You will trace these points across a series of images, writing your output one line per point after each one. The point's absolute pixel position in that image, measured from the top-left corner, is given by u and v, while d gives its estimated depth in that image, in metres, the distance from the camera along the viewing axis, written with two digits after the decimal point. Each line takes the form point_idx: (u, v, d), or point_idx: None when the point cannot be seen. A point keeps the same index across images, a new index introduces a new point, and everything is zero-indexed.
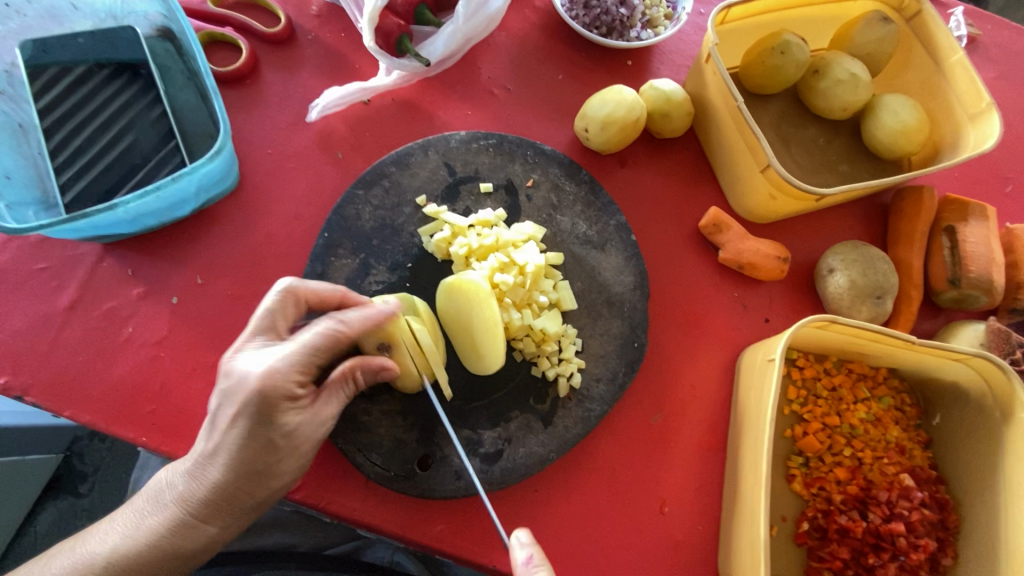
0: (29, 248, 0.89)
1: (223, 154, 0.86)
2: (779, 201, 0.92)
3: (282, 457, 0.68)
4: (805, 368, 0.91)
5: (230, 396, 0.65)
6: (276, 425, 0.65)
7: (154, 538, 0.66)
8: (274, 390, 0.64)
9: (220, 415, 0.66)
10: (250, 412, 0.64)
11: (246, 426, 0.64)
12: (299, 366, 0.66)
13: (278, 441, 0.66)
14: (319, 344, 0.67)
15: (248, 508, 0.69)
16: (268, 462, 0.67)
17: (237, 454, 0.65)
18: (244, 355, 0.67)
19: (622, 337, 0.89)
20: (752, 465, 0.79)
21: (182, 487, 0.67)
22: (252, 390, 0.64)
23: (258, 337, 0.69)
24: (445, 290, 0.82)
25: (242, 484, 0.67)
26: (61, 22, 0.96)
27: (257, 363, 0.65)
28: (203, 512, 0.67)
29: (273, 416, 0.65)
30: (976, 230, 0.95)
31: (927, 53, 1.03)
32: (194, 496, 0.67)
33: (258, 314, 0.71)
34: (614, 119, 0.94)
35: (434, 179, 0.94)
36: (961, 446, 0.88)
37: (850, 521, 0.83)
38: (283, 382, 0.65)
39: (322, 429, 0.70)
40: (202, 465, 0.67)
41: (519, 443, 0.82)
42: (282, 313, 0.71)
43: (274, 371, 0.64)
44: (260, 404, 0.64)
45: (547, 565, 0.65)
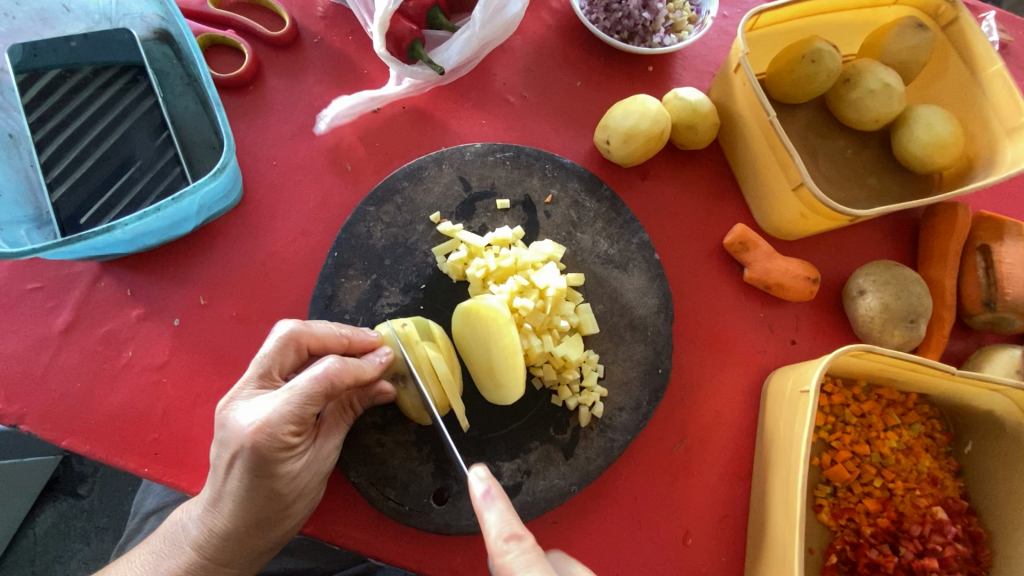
0: (21, 266, 0.85)
1: (227, 170, 0.81)
2: (810, 220, 0.88)
3: (286, 502, 0.69)
4: (833, 394, 0.88)
5: (226, 451, 0.64)
6: (276, 477, 0.65)
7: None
8: (267, 445, 0.63)
9: (219, 467, 0.66)
10: (249, 467, 0.64)
11: (248, 479, 0.65)
12: (292, 417, 0.64)
13: (283, 489, 0.67)
14: (312, 393, 0.64)
15: (261, 548, 0.71)
16: (274, 508, 0.68)
17: (243, 504, 0.66)
18: (238, 406, 0.65)
19: (646, 363, 0.85)
20: (783, 501, 0.76)
21: (195, 533, 0.70)
22: (246, 448, 0.63)
23: (251, 386, 0.67)
24: (462, 313, 0.78)
25: (252, 529, 0.69)
26: (52, 25, 0.91)
27: (249, 418, 0.63)
28: (219, 554, 0.70)
29: (271, 470, 0.64)
30: (1013, 251, 0.90)
31: (962, 62, 0.98)
32: (207, 541, 0.69)
33: (255, 361, 0.69)
34: (637, 132, 0.89)
35: (449, 194, 0.89)
36: (994, 477, 0.85)
37: (881, 556, 0.81)
38: (277, 436, 0.63)
39: (323, 469, 0.71)
40: (211, 512, 0.68)
41: (539, 475, 0.79)
42: (278, 360, 0.69)
43: (266, 425, 0.62)
44: (257, 460, 0.63)
45: (503, 494, 0.61)
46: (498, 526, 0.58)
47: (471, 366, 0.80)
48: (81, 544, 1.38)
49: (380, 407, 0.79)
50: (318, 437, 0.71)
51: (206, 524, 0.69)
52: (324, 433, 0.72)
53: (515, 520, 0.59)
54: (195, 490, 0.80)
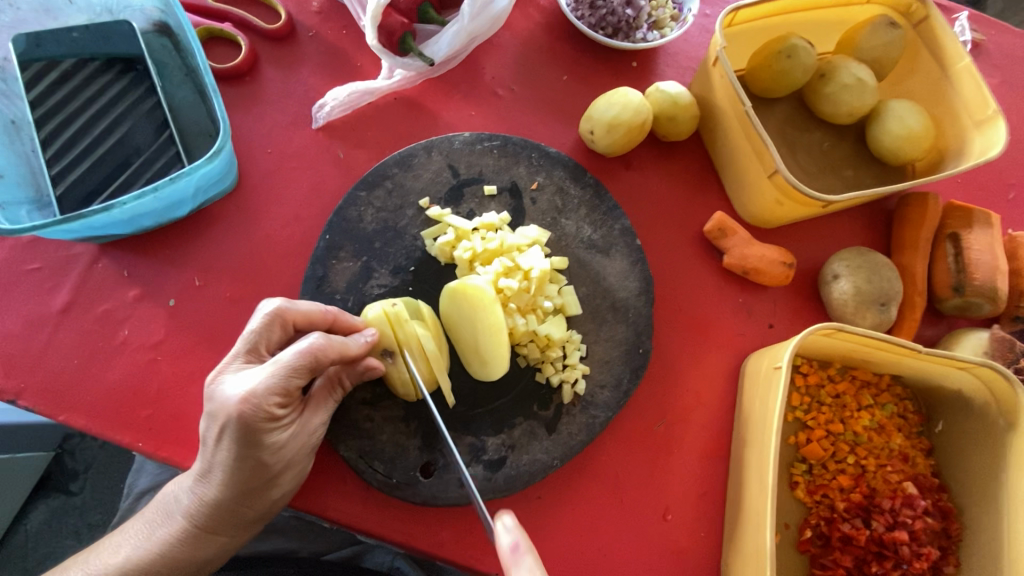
0: (21, 248, 0.87)
1: (223, 155, 0.84)
2: (785, 207, 0.92)
3: (273, 473, 0.71)
4: (809, 375, 0.91)
5: (213, 421, 0.66)
6: (263, 446, 0.67)
7: (165, 548, 0.71)
8: (253, 416, 0.65)
9: (208, 438, 0.68)
10: (236, 436, 0.65)
11: (237, 448, 0.67)
12: (278, 389, 0.66)
13: (271, 458, 0.69)
14: (297, 366, 0.67)
15: (250, 518, 0.73)
16: (261, 479, 0.70)
17: (231, 473, 0.68)
18: (226, 378, 0.67)
19: (627, 343, 0.88)
20: (758, 474, 0.79)
21: (186, 503, 0.72)
22: (233, 418, 0.64)
23: (239, 361, 0.69)
24: (449, 293, 0.81)
25: (240, 499, 0.71)
26: (55, 17, 0.94)
27: (236, 388, 0.65)
28: (208, 524, 0.72)
29: (257, 440, 0.66)
30: (981, 238, 0.94)
31: (932, 58, 1.03)
32: (197, 510, 0.71)
33: (243, 337, 0.71)
34: (619, 121, 0.93)
35: (438, 181, 0.92)
36: (963, 454, 0.87)
37: (853, 529, 0.83)
38: (262, 407, 0.65)
39: (308, 442, 0.73)
40: (201, 482, 0.71)
41: (523, 450, 0.81)
42: (265, 336, 0.71)
43: (251, 396, 0.64)
44: (243, 429, 0.65)
45: (534, 553, 0.57)
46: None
47: (456, 345, 0.82)
48: (72, 540, 1.39)
49: (369, 384, 0.82)
50: (305, 411, 0.73)
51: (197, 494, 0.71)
52: (310, 408, 0.73)
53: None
54: (188, 465, 0.82)
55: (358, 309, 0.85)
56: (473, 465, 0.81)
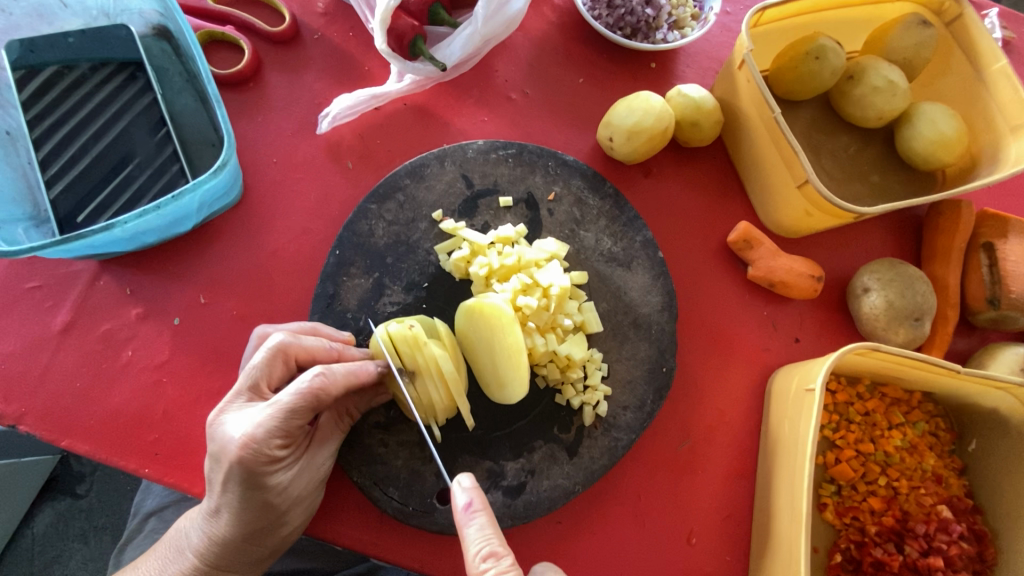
0: (21, 265, 0.84)
1: (227, 169, 0.80)
2: (814, 218, 0.88)
3: (281, 512, 0.68)
4: (838, 392, 0.88)
5: (216, 465, 0.64)
6: (268, 487, 0.64)
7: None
8: (253, 458, 0.62)
9: (213, 479, 0.65)
10: (239, 477, 0.63)
11: (241, 489, 0.64)
12: (278, 431, 0.63)
13: (278, 497, 0.66)
14: (296, 408, 0.63)
15: (263, 555, 0.70)
16: (269, 519, 0.67)
17: (238, 514, 0.66)
18: (228, 417, 0.65)
19: (650, 361, 0.85)
20: (789, 499, 0.76)
21: (195, 542, 0.69)
22: (234, 461, 0.62)
23: (242, 398, 0.66)
24: (468, 309, 0.77)
25: (251, 538, 0.68)
26: (49, 22, 0.90)
27: (235, 430, 0.62)
28: (219, 563, 0.69)
29: (262, 481, 0.63)
30: (1017, 248, 0.90)
31: (966, 58, 0.98)
32: (206, 550, 0.68)
33: (245, 373, 0.68)
34: (641, 128, 0.89)
35: (451, 192, 0.88)
36: (999, 474, 0.84)
37: (886, 554, 0.80)
38: (263, 450, 0.62)
39: (315, 478, 0.70)
40: (210, 521, 0.67)
41: (543, 475, 0.78)
42: (268, 372, 0.68)
43: (252, 439, 0.61)
44: (246, 472, 0.62)
45: (486, 509, 0.63)
46: (477, 541, 0.61)
47: (473, 364, 0.78)
48: (79, 544, 1.37)
49: (382, 406, 0.79)
50: (311, 444, 0.71)
51: (206, 533, 0.68)
52: (316, 442, 0.71)
53: (495, 537, 0.61)
54: (197, 491, 0.79)
55: (370, 328, 0.82)
56: (492, 491, 0.78)
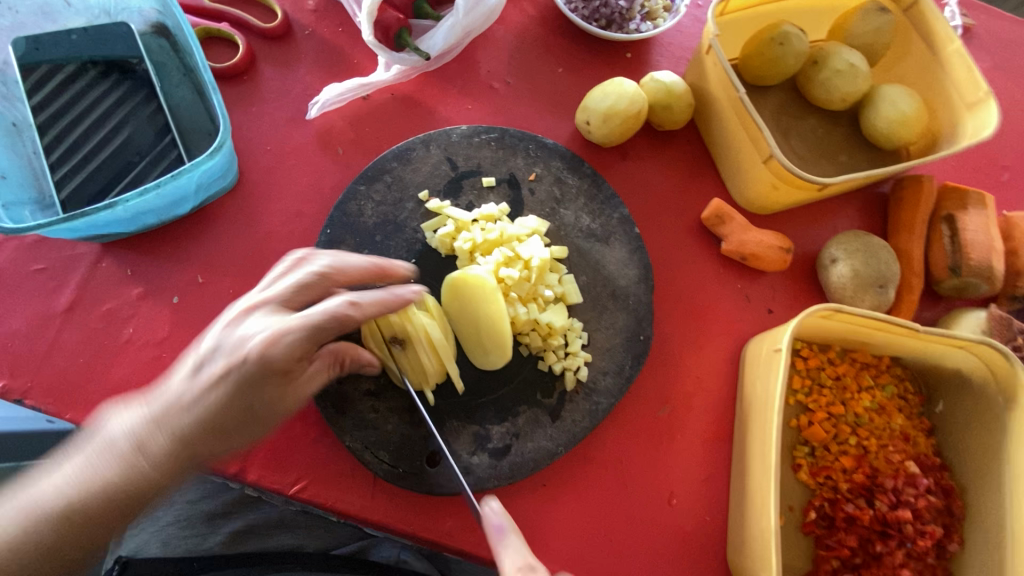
0: (26, 248, 0.88)
1: (223, 151, 0.84)
2: (781, 191, 0.92)
3: (255, 423, 0.64)
4: (809, 358, 0.92)
5: (225, 359, 0.61)
6: (259, 397, 0.62)
7: (94, 480, 0.58)
8: (270, 362, 0.61)
9: (201, 373, 0.62)
10: (246, 373, 0.61)
11: (239, 386, 0.61)
12: (300, 344, 0.62)
13: (270, 404, 0.63)
14: (323, 327, 0.62)
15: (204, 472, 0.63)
16: (242, 428, 0.63)
17: (223, 413, 0.61)
18: (253, 319, 0.64)
19: (628, 330, 0.89)
20: (760, 455, 0.80)
21: (145, 415, 0.61)
22: (248, 358, 0.61)
23: (270, 306, 0.66)
24: (452, 282, 0.81)
25: (204, 451, 0.62)
26: (54, 20, 0.95)
27: (258, 333, 0.62)
28: (151, 444, 0.60)
29: (260, 388, 0.61)
30: (976, 219, 0.96)
31: (923, 42, 1.03)
32: (151, 435, 0.60)
33: (280, 283, 0.68)
34: (615, 111, 0.94)
35: (436, 173, 0.93)
36: (964, 432, 0.88)
37: (857, 509, 0.83)
38: (282, 356, 0.61)
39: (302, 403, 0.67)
40: (171, 408, 0.61)
41: (527, 437, 0.82)
42: (307, 292, 0.68)
43: (278, 341, 0.61)
44: (254, 373, 0.61)
45: (517, 531, 0.65)
46: (511, 562, 0.61)
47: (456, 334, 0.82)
48: None
49: (373, 375, 0.82)
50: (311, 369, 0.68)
51: (157, 418, 0.61)
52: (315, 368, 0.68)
53: (529, 555, 0.62)
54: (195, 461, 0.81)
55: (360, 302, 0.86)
56: (478, 454, 0.81)
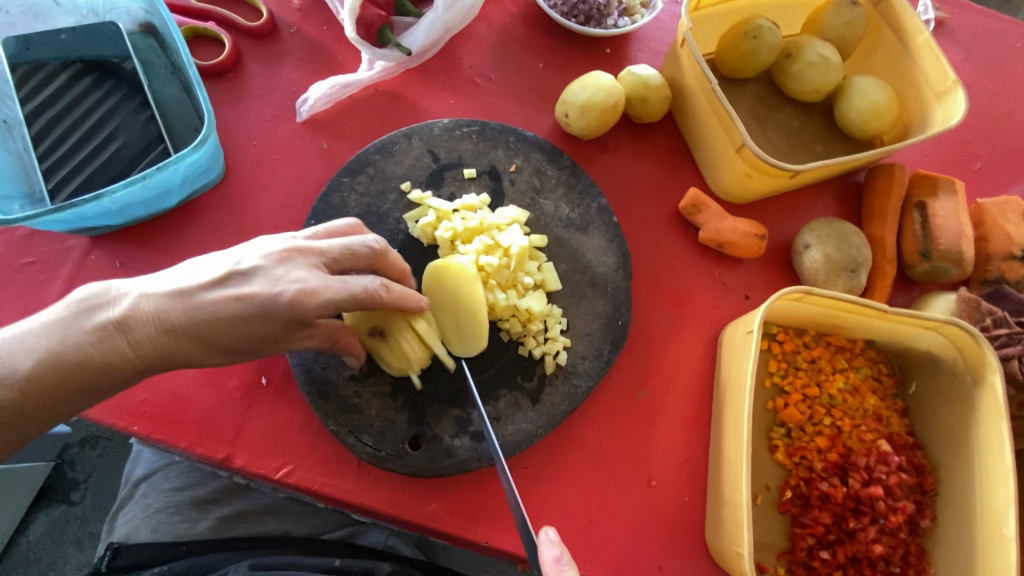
0: (17, 243, 0.90)
1: (208, 144, 0.86)
2: (755, 180, 0.95)
3: (235, 350, 0.66)
4: (784, 342, 0.94)
5: (259, 287, 0.65)
6: (263, 329, 0.65)
7: (69, 342, 0.60)
8: (302, 308, 0.65)
9: (221, 286, 0.64)
10: (275, 309, 0.64)
11: (263, 316, 0.64)
12: (336, 306, 0.68)
13: (276, 340, 0.67)
14: (360, 299, 0.69)
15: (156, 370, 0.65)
16: (216, 348, 0.65)
17: (232, 331, 0.64)
18: (298, 261, 0.68)
19: (607, 316, 0.91)
20: (734, 435, 0.82)
21: (133, 303, 0.62)
22: (282, 297, 0.65)
23: (319, 260, 0.69)
24: (433, 271, 0.84)
25: (185, 356, 0.64)
26: (43, 20, 0.97)
27: (303, 279, 0.66)
28: (123, 330, 0.62)
29: (272, 324, 0.65)
30: (946, 205, 0.98)
31: (893, 35, 1.06)
32: (132, 321, 0.62)
33: (332, 245, 0.71)
34: (593, 103, 0.96)
35: (419, 165, 0.95)
36: (936, 411, 0.90)
37: (831, 487, 0.85)
38: (318, 312, 0.66)
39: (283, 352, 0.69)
40: (167, 304, 0.63)
41: (508, 420, 0.84)
42: (354, 258, 0.72)
43: (319, 298, 0.66)
44: (276, 311, 0.64)
45: (574, 568, 0.65)
46: None
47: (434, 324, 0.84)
48: (75, 549, 1.38)
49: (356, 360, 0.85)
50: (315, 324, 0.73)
51: (151, 309, 0.63)
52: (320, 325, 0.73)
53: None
54: (182, 447, 0.83)
55: None
56: (459, 437, 0.83)
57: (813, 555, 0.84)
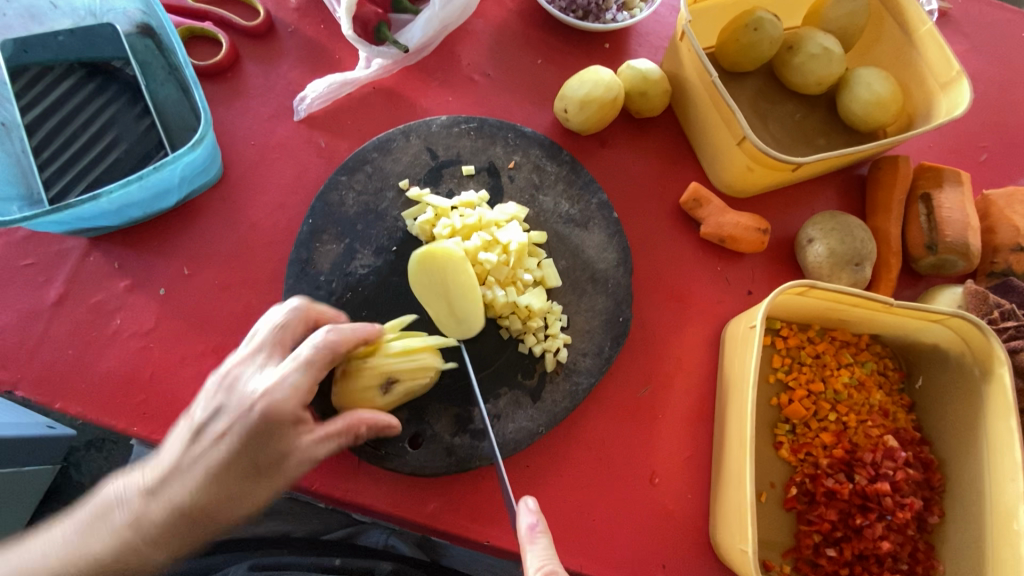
0: (15, 244, 0.90)
1: (205, 144, 0.86)
2: (756, 173, 0.93)
3: (256, 483, 0.64)
4: (788, 337, 0.93)
5: (224, 415, 0.65)
6: (264, 451, 0.63)
7: (85, 552, 0.63)
8: (278, 411, 0.64)
9: (203, 430, 0.66)
10: (249, 427, 0.63)
11: (241, 441, 0.63)
12: (304, 384, 0.66)
13: (270, 462, 0.64)
14: (317, 361, 0.67)
15: (204, 535, 0.65)
16: (239, 489, 0.64)
17: (222, 470, 0.63)
18: (246, 372, 0.68)
19: (607, 312, 0.90)
20: (737, 431, 0.81)
21: (139, 504, 0.64)
22: (252, 410, 0.64)
23: (264, 355, 0.70)
24: (419, 260, 0.80)
25: (191, 512, 0.63)
26: (41, 22, 0.96)
27: (259, 385, 0.66)
28: (150, 537, 0.63)
29: (265, 442, 0.63)
30: (951, 196, 0.96)
31: (897, 25, 1.04)
32: (150, 523, 0.63)
33: (266, 332, 0.72)
34: (592, 98, 0.95)
35: (417, 163, 0.95)
36: (944, 405, 0.89)
37: (837, 483, 0.84)
38: (289, 402, 0.64)
39: (308, 467, 0.65)
40: (170, 473, 0.65)
41: (508, 418, 0.83)
42: (290, 333, 0.72)
43: (276, 389, 0.64)
44: (257, 426, 0.63)
45: (549, 536, 0.67)
46: (536, 560, 0.64)
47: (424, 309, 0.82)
48: None
49: None
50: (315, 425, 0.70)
51: (145, 510, 0.64)
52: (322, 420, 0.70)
53: (557, 562, 0.65)
54: None
55: (342, 289, 0.87)
56: (460, 436, 0.82)
57: (819, 552, 0.83)
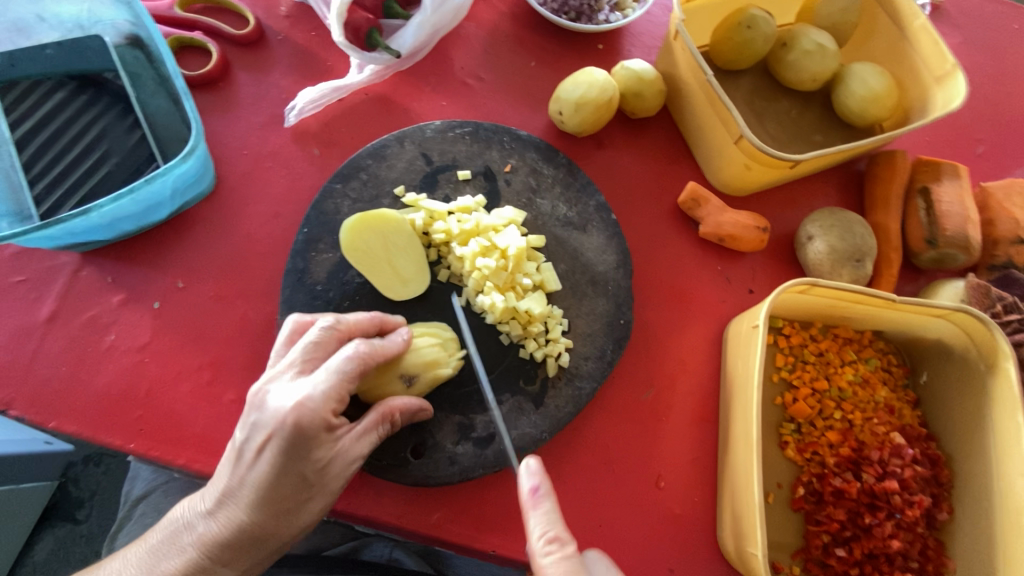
0: (6, 261, 0.89)
1: (196, 155, 0.85)
2: (754, 171, 0.93)
3: (312, 490, 0.66)
4: (791, 335, 0.92)
5: (259, 434, 0.63)
6: (308, 462, 0.64)
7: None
8: (311, 424, 0.63)
9: (246, 452, 0.64)
10: (285, 444, 0.62)
11: (281, 460, 0.63)
12: (334, 395, 0.65)
13: (313, 474, 0.65)
14: (349, 373, 0.66)
15: (274, 548, 0.67)
16: (295, 500, 0.65)
17: (269, 488, 0.63)
18: (275, 387, 0.66)
19: (608, 315, 0.89)
20: (743, 433, 0.80)
21: (202, 527, 0.65)
22: (283, 427, 0.62)
23: (292, 370, 0.67)
24: (355, 225, 0.84)
25: (247, 529, 0.64)
26: (28, 35, 0.96)
27: (287, 398, 0.64)
28: (221, 556, 0.65)
29: (306, 452, 0.63)
30: (950, 189, 0.96)
31: (890, 20, 1.04)
32: (216, 543, 0.64)
33: (296, 349, 0.69)
34: (587, 100, 0.94)
35: (412, 169, 0.94)
36: (949, 400, 0.89)
37: (845, 482, 0.83)
38: (318, 414, 0.63)
39: (356, 464, 0.68)
40: (221, 497, 0.65)
41: (511, 425, 0.82)
42: (323, 349, 0.69)
43: (307, 401, 0.63)
44: (295, 442, 0.62)
45: (551, 494, 0.66)
46: (541, 525, 0.64)
47: (365, 274, 0.85)
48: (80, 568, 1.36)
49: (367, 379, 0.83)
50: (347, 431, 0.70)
51: (205, 531, 0.65)
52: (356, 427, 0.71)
53: (560, 524, 0.65)
54: (181, 462, 0.82)
55: (339, 299, 0.86)
56: (463, 443, 0.81)
57: (828, 553, 0.82)
